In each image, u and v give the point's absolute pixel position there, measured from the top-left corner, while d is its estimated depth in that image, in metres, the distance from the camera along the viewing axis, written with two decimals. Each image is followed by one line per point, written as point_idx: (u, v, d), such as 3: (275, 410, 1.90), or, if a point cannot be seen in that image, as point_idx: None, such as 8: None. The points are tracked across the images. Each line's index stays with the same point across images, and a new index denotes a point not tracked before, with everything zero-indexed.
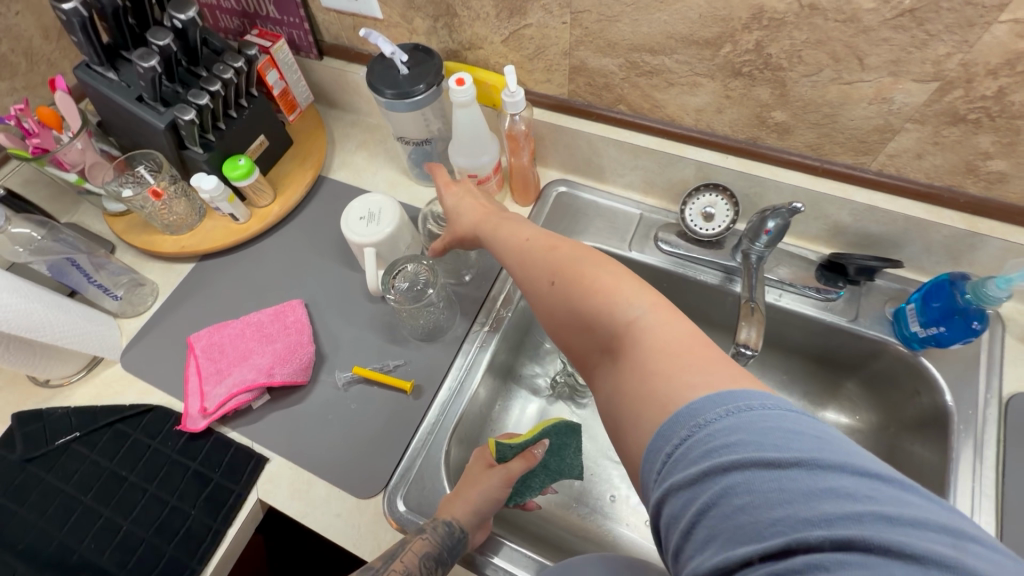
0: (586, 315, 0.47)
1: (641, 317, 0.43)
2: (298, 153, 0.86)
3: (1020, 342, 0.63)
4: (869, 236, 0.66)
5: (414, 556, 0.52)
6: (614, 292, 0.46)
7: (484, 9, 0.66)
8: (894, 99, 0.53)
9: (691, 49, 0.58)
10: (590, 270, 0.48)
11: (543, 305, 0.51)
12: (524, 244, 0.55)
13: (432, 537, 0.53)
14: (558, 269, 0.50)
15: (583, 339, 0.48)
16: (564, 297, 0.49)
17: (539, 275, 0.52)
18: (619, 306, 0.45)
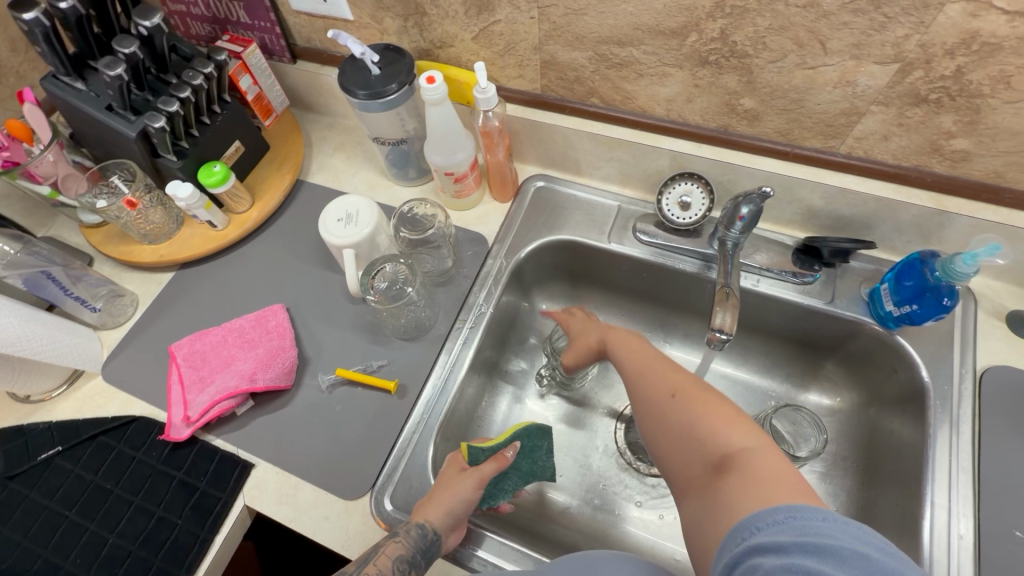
0: (701, 433, 0.49)
1: (758, 449, 0.45)
2: (275, 157, 0.86)
3: (992, 316, 0.64)
4: (841, 218, 0.67)
5: (386, 560, 0.52)
6: (731, 425, 0.48)
7: (453, 7, 0.66)
8: (857, 82, 0.54)
9: (658, 40, 0.59)
10: (710, 397, 0.52)
11: (654, 413, 0.54)
12: (646, 354, 0.60)
13: (406, 541, 0.53)
14: (679, 385, 0.54)
15: (687, 450, 0.49)
16: (683, 412, 0.51)
17: (659, 385, 0.55)
18: (737, 435, 0.47)
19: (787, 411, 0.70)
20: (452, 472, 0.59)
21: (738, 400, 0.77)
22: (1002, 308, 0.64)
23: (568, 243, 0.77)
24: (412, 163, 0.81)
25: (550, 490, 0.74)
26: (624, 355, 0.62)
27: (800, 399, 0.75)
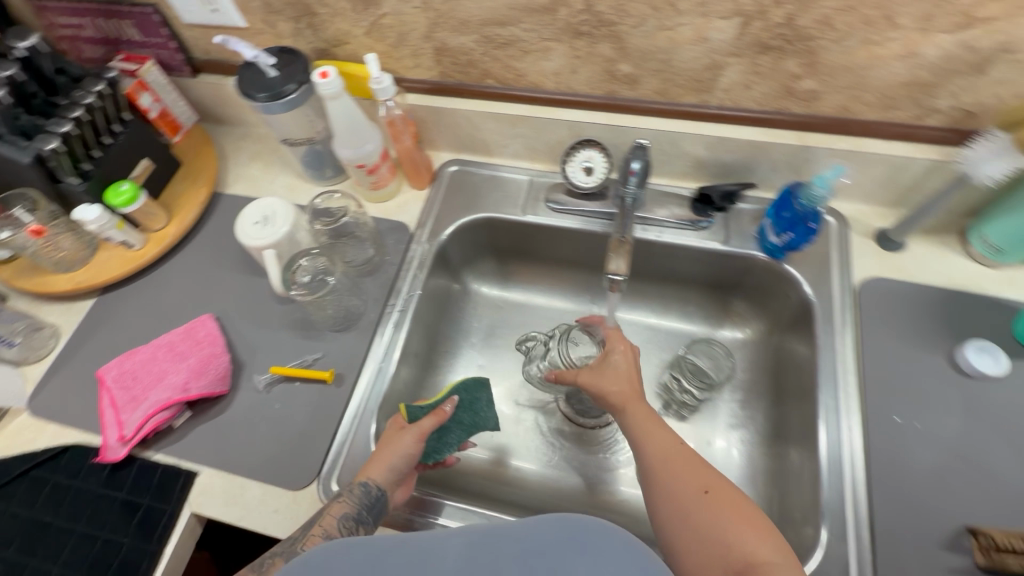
0: (729, 540, 0.47)
1: (779, 564, 0.45)
2: (189, 171, 0.86)
3: (864, 236, 0.72)
4: (725, 164, 0.74)
5: (333, 520, 0.55)
6: (757, 534, 0.47)
7: (340, 4, 0.68)
8: (711, 37, 0.60)
9: (533, 17, 0.63)
10: (739, 498, 0.50)
11: (678, 505, 0.50)
12: (668, 440, 0.56)
13: (350, 499, 0.56)
14: (710, 482, 0.51)
15: (708, 554, 0.47)
16: (712, 515, 0.48)
17: (687, 477, 0.52)
18: (762, 547, 0.46)
19: (700, 346, 0.76)
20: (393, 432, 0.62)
21: (662, 346, 0.82)
22: (871, 228, 0.72)
23: (486, 221, 0.81)
24: (328, 163, 0.83)
25: (502, 458, 0.77)
26: (648, 441, 0.56)
27: (716, 336, 0.82)
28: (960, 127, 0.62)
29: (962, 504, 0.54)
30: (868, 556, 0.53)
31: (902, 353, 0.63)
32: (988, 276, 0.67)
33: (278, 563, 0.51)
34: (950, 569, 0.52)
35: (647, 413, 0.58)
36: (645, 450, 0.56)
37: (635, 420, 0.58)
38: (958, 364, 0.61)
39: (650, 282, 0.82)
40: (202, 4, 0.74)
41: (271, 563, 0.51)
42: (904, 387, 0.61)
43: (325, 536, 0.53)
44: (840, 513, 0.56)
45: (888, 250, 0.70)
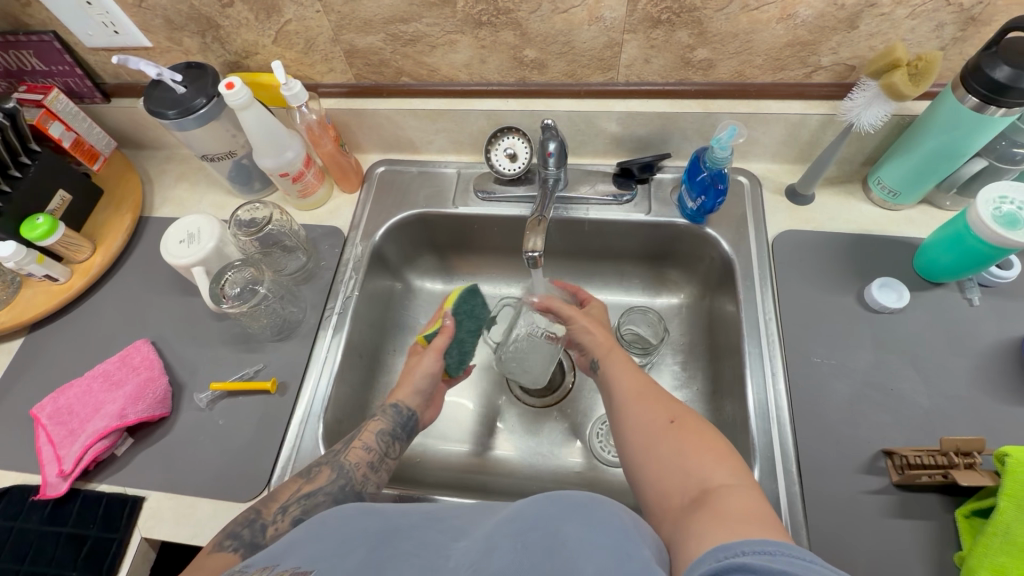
0: (689, 466, 0.47)
1: (737, 487, 0.43)
2: (111, 199, 0.84)
3: (775, 193, 0.76)
4: (641, 139, 0.77)
5: (372, 434, 0.61)
6: (717, 460, 0.46)
7: (242, 15, 0.68)
8: (604, 16, 0.63)
9: (434, 11, 0.64)
10: (709, 432, 0.49)
11: (646, 436, 0.52)
12: (641, 380, 0.58)
13: (385, 418, 0.63)
14: (678, 414, 0.52)
15: (671, 481, 0.47)
16: (676, 442, 0.49)
17: (656, 411, 0.53)
18: (721, 472, 0.45)
19: (636, 315, 0.79)
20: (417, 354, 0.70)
21: None
22: (782, 185, 0.77)
23: (420, 216, 0.82)
24: (255, 176, 0.83)
25: (464, 447, 0.77)
26: (621, 383, 0.59)
27: (653, 305, 0.85)
28: (845, 82, 0.67)
29: (876, 429, 0.59)
30: (798, 488, 0.57)
31: (815, 297, 0.67)
32: (887, 218, 0.72)
33: (326, 469, 0.58)
34: (870, 491, 0.56)
35: (623, 361, 0.61)
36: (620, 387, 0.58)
37: (615, 365, 0.61)
38: (865, 301, 0.66)
39: (587, 259, 0.85)
40: (102, 26, 0.72)
41: (318, 470, 0.58)
42: (818, 326, 0.65)
43: (365, 450, 0.60)
44: (770, 453, 0.59)
45: (799, 205, 0.75)
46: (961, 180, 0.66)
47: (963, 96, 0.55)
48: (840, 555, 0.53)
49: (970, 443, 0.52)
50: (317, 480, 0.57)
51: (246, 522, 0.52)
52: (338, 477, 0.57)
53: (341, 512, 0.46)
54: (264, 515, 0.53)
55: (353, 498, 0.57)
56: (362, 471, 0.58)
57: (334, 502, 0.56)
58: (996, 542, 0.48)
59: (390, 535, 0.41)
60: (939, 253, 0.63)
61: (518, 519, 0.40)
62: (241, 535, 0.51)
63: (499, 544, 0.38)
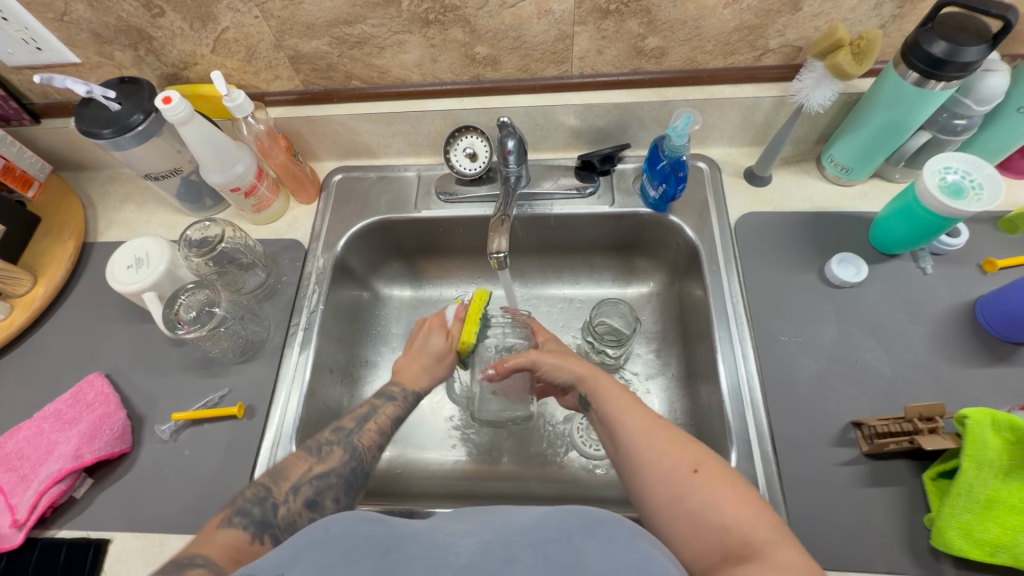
0: (726, 518, 0.45)
1: (779, 541, 0.42)
2: (50, 226, 0.79)
3: (734, 177, 0.77)
4: (600, 130, 0.77)
5: (387, 418, 0.61)
6: (752, 513, 0.45)
7: (175, 24, 0.64)
8: (553, 9, 0.61)
9: (379, 11, 0.62)
10: (735, 483, 0.48)
11: (671, 487, 0.49)
12: (649, 419, 0.55)
13: (404, 403, 0.63)
14: (701, 460, 0.50)
15: (707, 538, 0.45)
16: (708, 496, 0.46)
17: (676, 457, 0.50)
18: (760, 525, 0.44)
19: (608, 307, 0.78)
20: (429, 328, 0.68)
21: (579, 314, 0.85)
22: (740, 168, 0.78)
23: (382, 223, 0.80)
24: (206, 192, 0.79)
25: (442, 456, 0.76)
26: (630, 422, 0.56)
27: (624, 295, 0.85)
28: (794, 63, 0.68)
29: (844, 402, 0.60)
30: (774, 467, 0.58)
31: (778, 278, 0.68)
32: (842, 193, 0.74)
33: (337, 449, 0.56)
34: (841, 463, 0.57)
35: (626, 396, 0.59)
36: (626, 432, 0.55)
37: (618, 403, 0.58)
38: (827, 277, 0.68)
39: (555, 254, 0.84)
40: (22, 42, 0.67)
41: (329, 449, 0.55)
42: (784, 306, 0.67)
43: (378, 432, 0.60)
44: (745, 434, 0.60)
45: (757, 186, 0.76)
46: (908, 154, 0.68)
47: (904, 72, 0.57)
48: (816, 527, 0.55)
49: (931, 408, 0.53)
50: (328, 459, 0.55)
51: (256, 499, 0.48)
52: (350, 457, 0.56)
53: (347, 517, 0.39)
54: (275, 493, 0.50)
55: (363, 477, 0.56)
56: (372, 453, 0.58)
57: (346, 482, 0.54)
58: (960, 502, 0.50)
59: (392, 542, 0.36)
60: (894, 224, 0.65)
61: (537, 528, 0.36)
62: (251, 513, 0.47)
63: (519, 557, 0.33)
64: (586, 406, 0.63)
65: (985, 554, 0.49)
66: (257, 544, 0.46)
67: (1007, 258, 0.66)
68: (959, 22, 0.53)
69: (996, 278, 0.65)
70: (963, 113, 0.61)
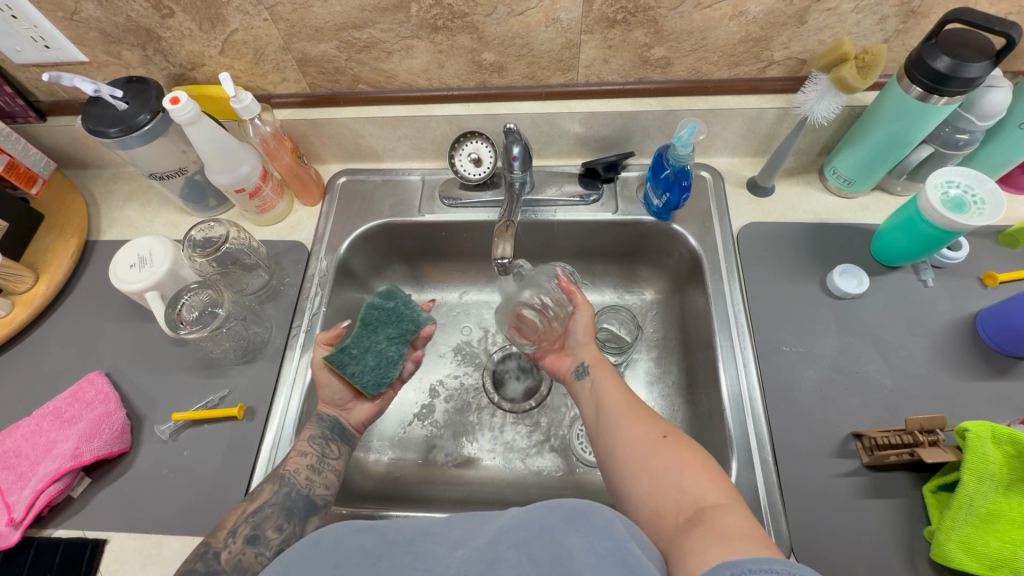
0: (683, 482, 0.47)
1: (729, 506, 0.44)
2: (53, 224, 0.79)
3: (737, 186, 0.78)
4: (605, 138, 0.77)
5: (304, 441, 0.60)
6: (706, 477, 0.47)
7: (184, 25, 0.65)
8: (560, 18, 0.62)
9: (387, 17, 0.63)
10: (696, 450, 0.50)
11: (637, 450, 0.51)
12: (630, 394, 0.58)
13: (314, 424, 0.61)
14: (670, 430, 0.52)
15: (662, 497, 0.47)
16: (672, 460, 0.49)
17: (647, 426, 0.53)
18: (713, 492, 0.46)
19: (609, 313, 0.81)
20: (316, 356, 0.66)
21: None
22: (743, 178, 0.78)
23: (385, 226, 0.80)
24: (210, 192, 0.79)
25: (440, 460, 0.76)
26: (613, 395, 0.58)
27: (625, 302, 0.85)
28: (798, 76, 0.68)
29: (844, 413, 0.60)
30: (774, 477, 0.58)
31: (779, 286, 0.69)
32: (844, 205, 0.75)
33: (268, 487, 0.55)
34: (841, 474, 0.57)
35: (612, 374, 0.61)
36: (606, 400, 0.58)
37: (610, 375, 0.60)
38: (828, 288, 0.68)
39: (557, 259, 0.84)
40: (30, 41, 0.68)
41: (261, 486, 0.55)
42: (784, 316, 0.67)
43: (303, 458, 0.58)
44: (745, 444, 0.60)
45: (760, 196, 0.76)
46: (910, 167, 0.69)
47: (908, 86, 0.57)
48: (815, 540, 0.54)
49: (933, 421, 0.54)
50: (260, 497, 0.54)
51: (199, 555, 0.48)
52: (283, 486, 0.55)
53: (338, 530, 0.39)
54: (214, 543, 0.49)
55: (303, 503, 0.55)
56: (303, 474, 0.57)
57: (284, 509, 0.54)
58: (962, 515, 0.50)
59: (382, 551, 0.36)
60: (895, 236, 0.65)
61: (518, 526, 0.36)
62: (195, 570, 0.47)
63: (503, 557, 0.33)
64: (579, 377, 0.63)
65: (984, 567, 0.49)
66: None
67: (1007, 272, 0.66)
68: (962, 38, 0.54)
69: (997, 292, 0.66)
70: (965, 128, 0.61)
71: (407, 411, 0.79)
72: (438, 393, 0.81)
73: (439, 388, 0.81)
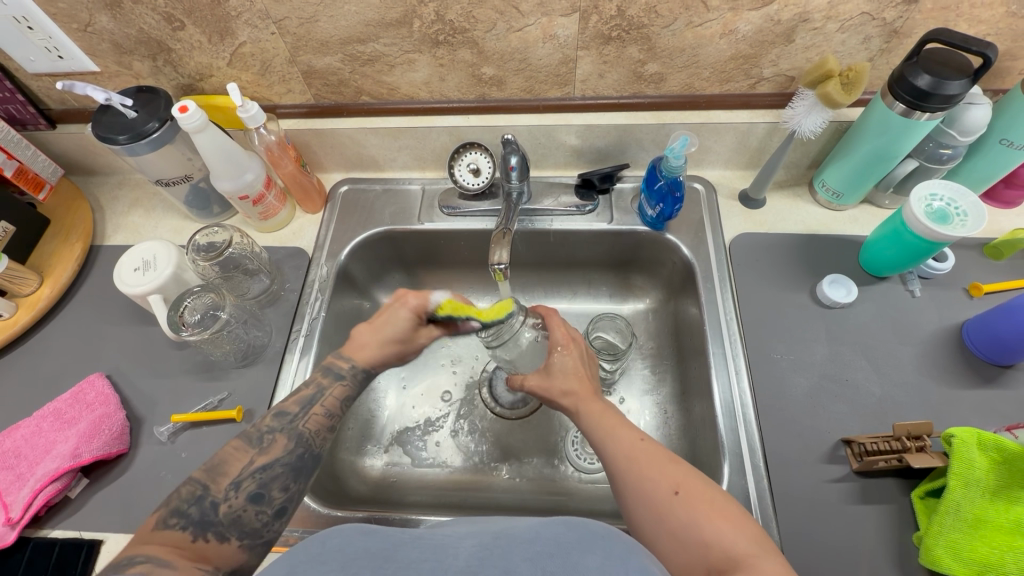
0: (708, 537, 0.43)
1: (763, 555, 0.41)
2: (59, 229, 0.80)
3: (729, 198, 0.80)
4: (600, 150, 0.79)
5: (334, 401, 0.57)
6: (732, 527, 0.43)
7: (194, 38, 0.67)
8: (558, 34, 0.64)
9: (391, 31, 0.65)
10: (713, 496, 0.45)
11: (652, 509, 0.47)
12: (631, 439, 0.52)
13: (352, 382, 0.58)
14: (680, 479, 0.47)
15: (689, 555, 0.43)
16: (689, 517, 0.44)
17: (655, 477, 0.48)
18: (742, 539, 0.42)
19: (604, 322, 0.80)
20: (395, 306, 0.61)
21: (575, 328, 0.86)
22: (735, 190, 0.80)
23: (385, 234, 0.82)
24: (214, 199, 0.81)
25: (437, 465, 0.76)
26: (612, 443, 0.53)
27: (620, 311, 0.87)
28: (786, 92, 0.71)
29: (834, 419, 0.61)
30: (765, 482, 0.59)
31: (770, 295, 0.70)
32: (832, 217, 0.76)
33: (280, 438, 0.53)
34: (831, 480, 0.58)
35: (603, 405, 0.57)
36: (608, 457, 0.52)
37: (596, 418, 0.55)
38: (817, 297, 0.69)
39: (554, 268, 0.86)
40: (44, 51, 0.70)
41: (271, 438, 0.53)
42: (775, 324, 0.68)
43: (324, 415, 0.56)
44: (737, 450, 0.61)
45: (751, 208, 0.78)
46: (896, 181, 0.71)
47: (891, 102, 0.59)
48: (806, 545, 0.55)
49: (919, 427, 0.55)
50: (271, 450, 0.52)
51: (193, 498, 0.47)
52: (297, 445, 0.53)
53: (344, 531, 0.39)
54: (213, 491, 0.48)
55: (312, 461, 0.54)
56: (321, 434, 0.55)
57: (294, 471, 0.52)
58: (949, 520, 0.51)
59: (388, 554, 0.36)
60: (884, 247, 0.67)
61: (535, 540, 0.36)
62: (187, 515, 0.45)
63: (519, 567, 0.33)
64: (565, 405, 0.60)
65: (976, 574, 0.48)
66: (197, 543, 0.45)
67: (992, 283, 0.68)
68: (941, 57, 0.56)
69: (983, 302, 0.67)
70: (948, 143, 0.64)
71: (405, 417, 0.80)
72: (438, 401, 0.81)
73: (436, 395, 0.82)
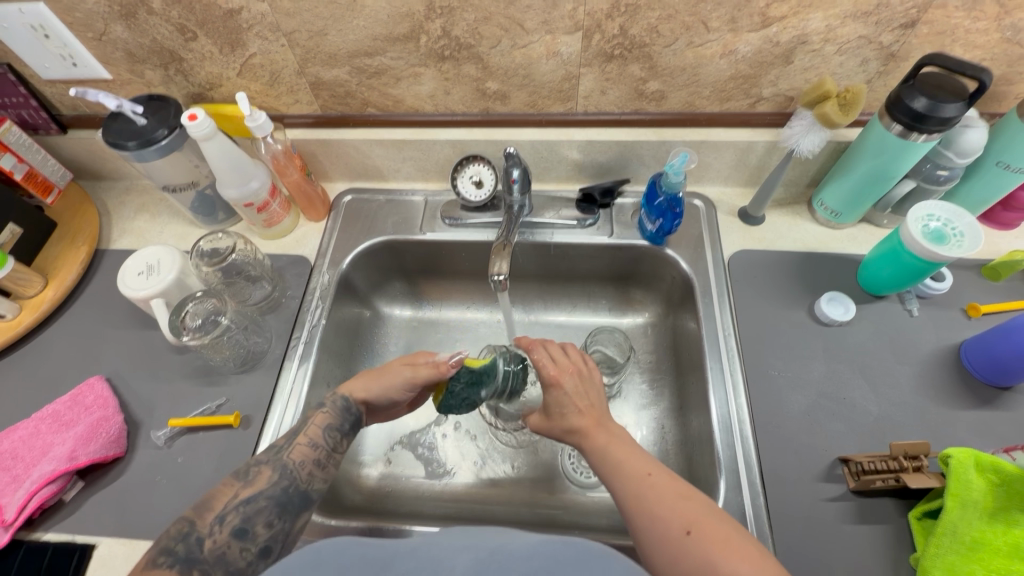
0: None
1: None
2: (65, 232, 0.82)
3: (729, 215, 0.80)
4: (602, 165, 0.80)
5: (317, 429, 0.59)
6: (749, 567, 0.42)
7: (206, 48, 0.69)
8: (561, 51, 0.66)
9: (398, 45, 0.66)
10: (727, 534, 0.45)
11: (665, 551, 0.46)
12: (639, 475, 0.51)
13: (334, 411, 0.61)
14: (691, 517, 0.46)
15: None
16: (705, 558, 0.44)
17: (666, 518, 0.47)
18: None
19: (603, 335, 0.80)
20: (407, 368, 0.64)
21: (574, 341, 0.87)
22: (735, 207, 0.81)
23: (386, 243, 0.82)
24: (219, 206, 0.82)
25: (433, 476, 0.76)
26: (620, 481, 0.52)
27: (619, 324, 0.87)
28: (785, 112, 0.72)
29: (831, 437, 0.61)
30: (762, 500, 0.59)
31: (768, 311, 0.71)
32: (831, 236, 0.77)
33: (265, 471, 0.55)
34: (828, 498, 0.58)
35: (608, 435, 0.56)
36: (618, 497, 0.52)
37: (601, 450, 0.55)
38: (816, 315, 0.70)
39: (554, 281, 0.86)
40: (59, 58, 0.71)
41: (257, 471, 0.55)
42: (773, 341, 0.69)
43: (310, 446, 0.58)
44: (733, 466, 0.61)
45: (750, 225, 0.79)
46: (894, 201, 0.72)
47: (888, 124, 0.60)
48: (802, 566, 0.54)
49: (917, 447, 0.55)
50: (256, 483, 0.54)
51: (179, 535, 0.47)
52: (281, 477, 0.55)
53: (336, 539, 0.39)
54: (199, 527, 0.49)
55: (298, 498, 0.55)
56: (307, 469, 0.57)
57: (277, 505, 0.53)
58: (946, 542, 0.50)
59: (383, 565, 0.36)
60: (880, 267, 0.67)
61: (532, 557, 0.36)
62: (174, 550, 0.46)
63: None
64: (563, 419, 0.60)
65: None
66: None
67: (990, 304, 0.68)
68: (938, 82, 0.57)
69: (980, 323, 0.68)
70: (945, 165, 0.64)
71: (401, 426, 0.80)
72: (435, 410, 0.81)
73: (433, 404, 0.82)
